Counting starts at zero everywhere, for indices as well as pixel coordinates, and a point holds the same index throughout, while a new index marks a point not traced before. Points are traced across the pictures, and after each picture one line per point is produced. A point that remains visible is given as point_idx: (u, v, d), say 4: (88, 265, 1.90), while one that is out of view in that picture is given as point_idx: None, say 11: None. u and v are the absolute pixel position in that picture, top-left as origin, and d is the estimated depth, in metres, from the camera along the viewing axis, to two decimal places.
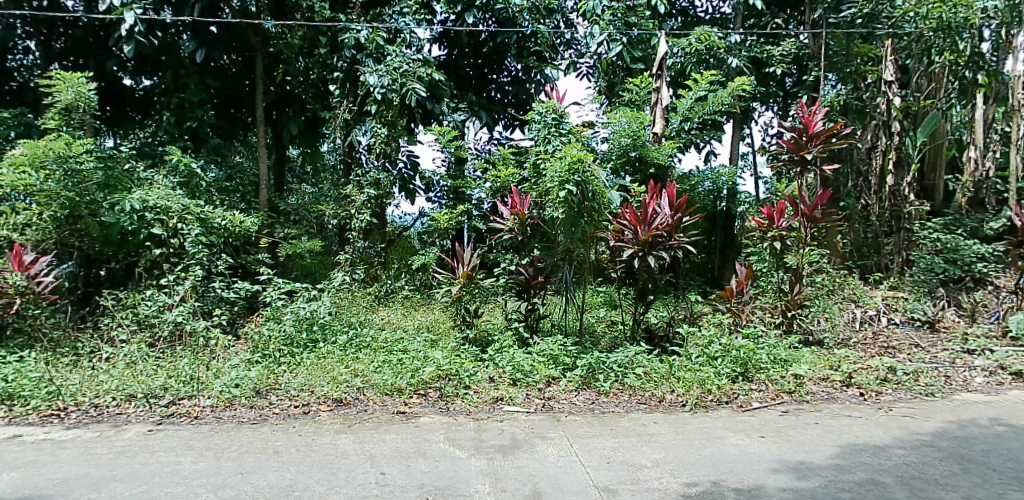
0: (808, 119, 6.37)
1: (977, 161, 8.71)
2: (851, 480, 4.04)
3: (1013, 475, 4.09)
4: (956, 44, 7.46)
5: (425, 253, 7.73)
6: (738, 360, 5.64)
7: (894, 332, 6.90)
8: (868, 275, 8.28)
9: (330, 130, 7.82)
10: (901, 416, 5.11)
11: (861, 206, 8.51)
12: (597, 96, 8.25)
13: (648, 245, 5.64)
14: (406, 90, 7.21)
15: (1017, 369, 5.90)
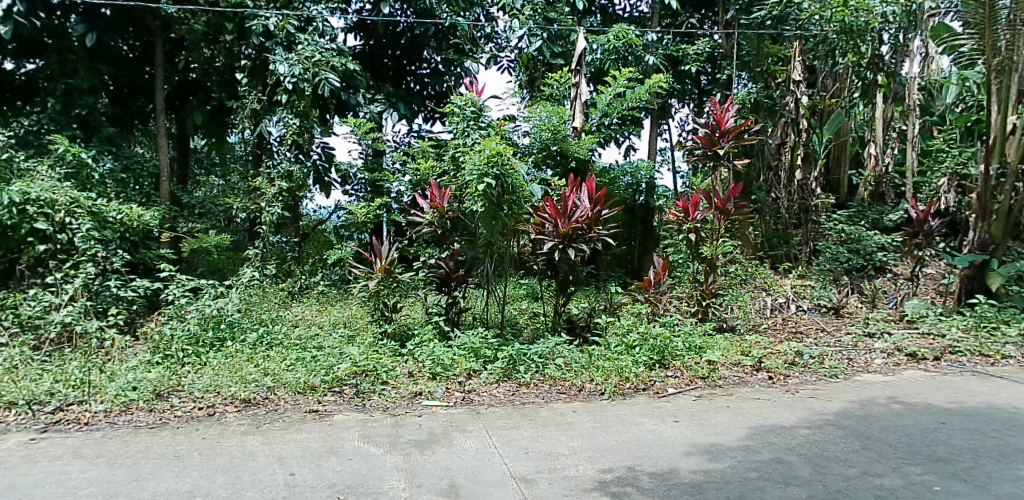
0: (720, 116, 6.58)
1: (877, 156, 9.24)
2: (759, 460, 4.20)
3: (905, 449, 4.37)
4: (858, 47, 7.91)
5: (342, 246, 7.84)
6: (655, 347, 5.83)
7: (801, 318, 7.24)
8: (778, 264, 8.68)
9: (239, 120, 7.49)
10: (806, 398, 5.37)
11: (772, 200, 8.89)
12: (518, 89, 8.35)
13: (568, 237, 5.70)
14: (319, 79, 7.08)
15: (912, 350, 6.32)
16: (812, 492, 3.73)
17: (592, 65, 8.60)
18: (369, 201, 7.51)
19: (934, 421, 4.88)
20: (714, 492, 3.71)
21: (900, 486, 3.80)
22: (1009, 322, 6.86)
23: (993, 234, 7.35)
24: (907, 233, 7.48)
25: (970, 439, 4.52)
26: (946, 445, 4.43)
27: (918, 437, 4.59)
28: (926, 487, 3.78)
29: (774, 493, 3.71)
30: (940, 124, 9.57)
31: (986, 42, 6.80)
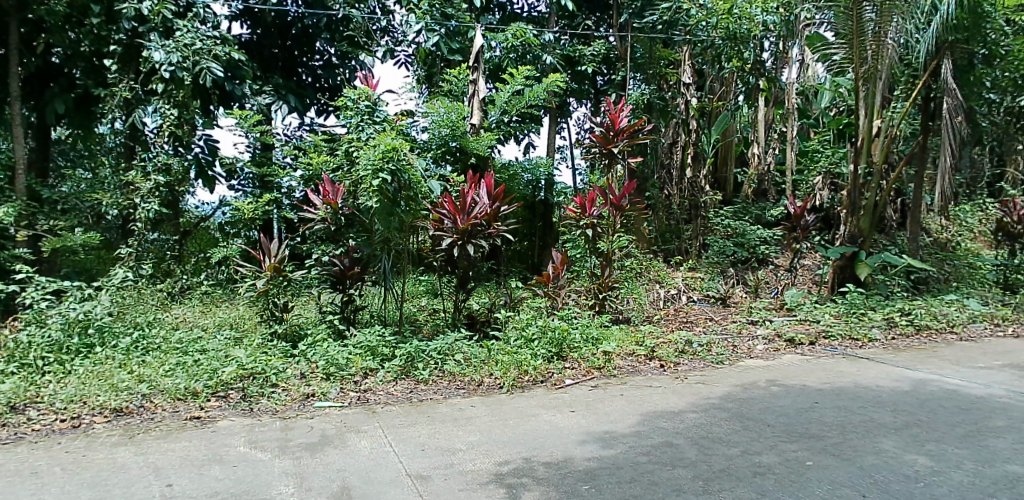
0: (614, 115, 6.78)
1: (759, 156, 9.70)
2: (649, 445, 4.37)
3: (782, 428, 4.69)
4: (741, 53, 8.48)
5: (229, 242, 7.62)
6: (553, 340, 5.95)
7: (691, 309, 7.63)
8: (670, 258, 9.12)
9: (106, 108, 7.06)
10: (694, 383, 5.66)
11: (665, 196, 9.30)
12: (418, 85, 8.42)
13: (467, 233, 5.70)
14: (199, 69, 6.75)
15: (789, 336, 6.82)
16: (697, 472, 3.92)
17: (490, 63, 8.79)
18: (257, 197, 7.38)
19: (808, 401, 5.27)
20: (607, 478, 3.83)
21: (777, 462, 4.07)
22: (874, 308, 7.54)
23: (861, 228, 8.01)
24: (787, 227, 8.00)
25: (839, 416, 4.92)
26: (817, 422, 4.80)
27: (794, 416, 4.95)
28: (799, 463, 4.07)
29: (662, 475, 3.88)
30: (815, 125, 10.49)
31: (854, 50, 7.35)
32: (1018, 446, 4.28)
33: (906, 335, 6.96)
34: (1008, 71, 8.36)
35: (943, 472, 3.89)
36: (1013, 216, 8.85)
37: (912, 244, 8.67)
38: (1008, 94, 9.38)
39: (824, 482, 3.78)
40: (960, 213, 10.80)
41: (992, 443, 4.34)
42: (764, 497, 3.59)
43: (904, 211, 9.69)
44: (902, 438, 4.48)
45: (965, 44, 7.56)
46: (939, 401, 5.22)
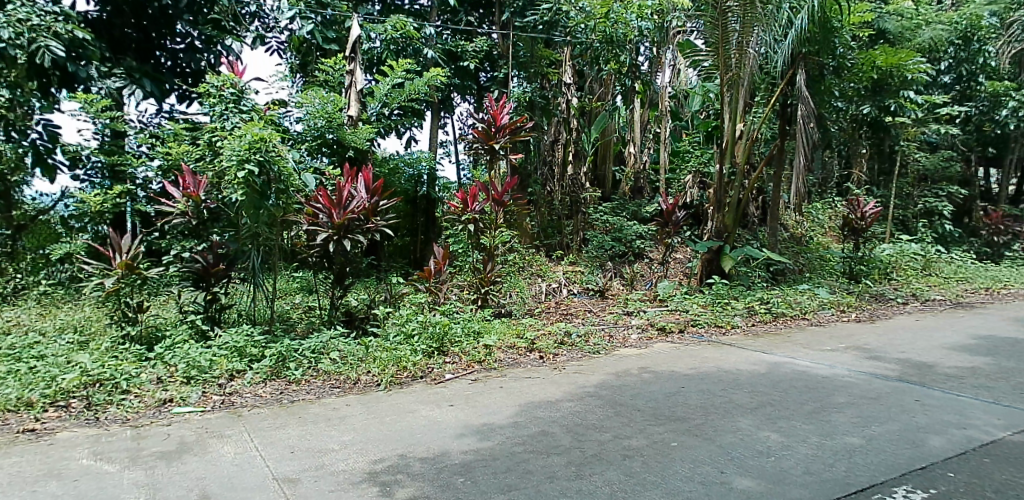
0: (496, 111, 6.85)
1: (636, 155, 10.41)
2: (525, 435, 4.47)
3: (650, 412, 4.96)
4: (618, 56, 8.91)
5: (72, 240, 7.19)
6: (434, 335, 5.96)
7: (571, 301, 7.91)
8: (552, 252, 9.32)
9: None
10: (571, 373, 5.86)
11: (547, 192, 9.49)
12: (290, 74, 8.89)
13: (344, 228, 5.58)
14: (36, 46, 6.16)
15: (661, 325, 7.23)
16: (570, 458, 4.06)
17: (370, 54, 8.72)
18: (107, 189, 6.96)
19: (676, 386, 5.61)
20: (482, 470, 3.88)
21: (645, 445, 4.30)
22: (737, 297, 8.14)
23: (726, 223, 8.58)
24: (660, 222, 8.43)
25: (703, 399, 5.27)
26: (683, 405, 5.11)
27: (661, 400, 5.25)
28: (665, 444, 4.32)
29: (536, 463, 3.98)
30: (686, 127, 10.93)
31: (719, 58, 7.80)
32: (854, 419, 4.79)
33: (764, 322, 7.58)
34: (853, 82, 9.32)
35: (790, 446, 4.27)
36: (856, 214, 9.65)
37: (771, 238, 9.44)
38: (852, 102, 10.42)
39: (687, 461, 4.03)
40: (812, 210, 11.87)
41: (833, 418, 4.82)
42: (632, 478, 3.78)
43: (766, 208, 10.55)
44: (757, 416, 4.87)
45: (816, 56, 8.27)
46: (790, 382, 5.72)
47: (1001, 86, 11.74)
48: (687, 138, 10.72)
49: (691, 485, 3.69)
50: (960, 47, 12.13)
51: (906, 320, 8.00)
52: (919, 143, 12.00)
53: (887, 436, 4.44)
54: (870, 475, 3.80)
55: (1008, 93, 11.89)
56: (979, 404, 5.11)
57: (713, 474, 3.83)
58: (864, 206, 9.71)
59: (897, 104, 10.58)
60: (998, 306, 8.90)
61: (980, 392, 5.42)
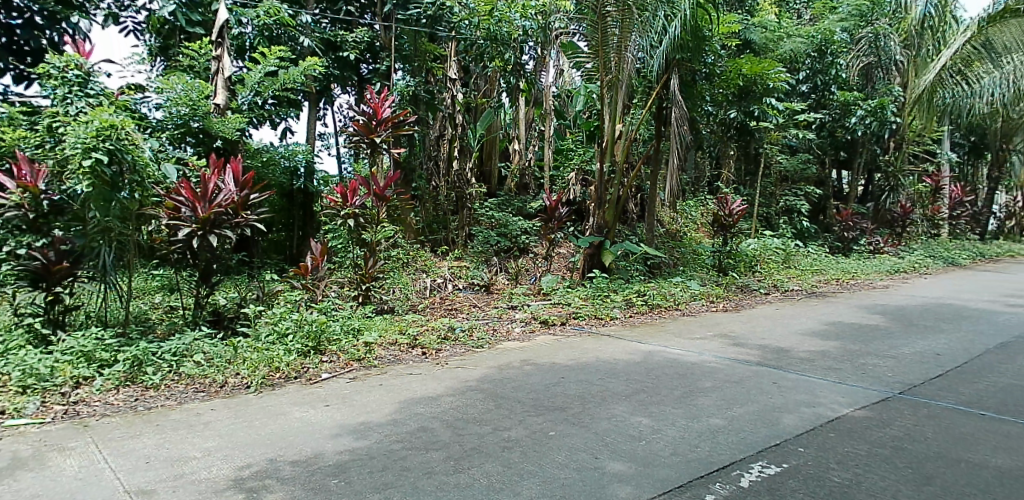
0: (376, 104, 6.73)
1: (520, 152, 10.70)
2: (404, 431, 4.45)
3: (529, 403, 5.08)
4: (502, 54, 9.41)
5: None
6: (309, 334, 5.82)
7: (456, 296, 8.01)
8: (437, 247, 9.59)
9: None
10: (454, 368, 5.90)
11: (432, 188, 9.60)
12: (149, 57, 8.47)
13: (210, 222, 5.31)
14: None
15: (544, 318, 7.44)
16: (449, 452, 4.08)
17: (239, 39, 8.46)
18: None
19: (556, 377, 5.79)
20: (358, 469, 3.81)
21: (523, 436, 4.41)
22: (617, 290, 8.52)
23: (606, 220, 8.93)
24: (544, 218, 8.65)
25: (580, 389, 5.48)
26: (561, 396, 5.28)
27: (541, 391, 5.40)
28: (543, 434, 4.44)
29: (414, 459, 3.97)
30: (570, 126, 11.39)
31: (600, 61, 8.12)
32: (718, 402, 5.15)
33: (641, 313, 7.99)
34: (722, 88, 9.94)
35: (660, 430, 4.53)
36: (725, 211, 10.39)
37: (648, 234, 9.94)
38: (722, 107, 11.15)
39: (563, 449, 4.17)
40: (686, 208, 12.81)
41: (700, 401, 5.17)
42: (509, 469, 3.86)
43: (644, 205, 11.16)
44: (630, 403, 5.13)
45: (688, 63, 8.77)
46: (662, 369, 6.07)
47: (851, 96, 13.01)
48: (570, 137, 11.20)
49: (566, 472, 3.81)
50: (817, 60, 13.19)
51: (768, 309, 8.71)
52: (780, 147, 13.11)
53: (746, 416, 4.81)
54: (730, 453, 4.10)
55: (856, 103, 13.16)
56: (826, 384, 5.66)
57: (587, 460, 3.99)
58: (731, 203, 10.46)
59: (760, 110, 11.39)
60: (845, 294, 9.89)
61: (828, 373, 5.99)
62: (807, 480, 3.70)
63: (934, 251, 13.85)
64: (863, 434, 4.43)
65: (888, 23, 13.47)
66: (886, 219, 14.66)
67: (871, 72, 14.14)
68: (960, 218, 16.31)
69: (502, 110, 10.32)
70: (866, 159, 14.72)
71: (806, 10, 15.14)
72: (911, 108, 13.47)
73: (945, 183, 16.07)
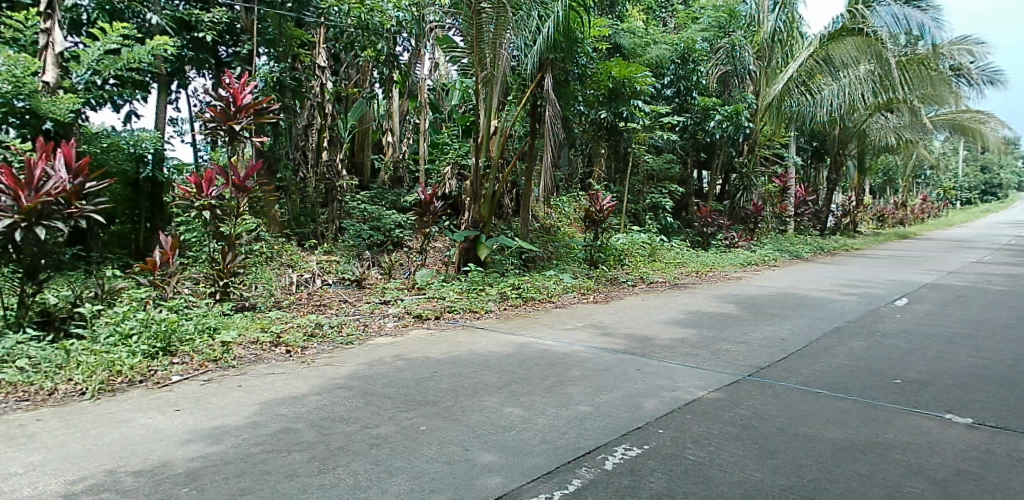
0: (235, 90, 6.37)
1: (394, 145, 11.34)
2: (265, 434, 4.25)
3: (400, 399, 5.04)
4: (374, 43, 9.41)
5: None
6: (158, 334, 5.48)
7: (325, 292, 7.92)
8: (305, 241, 9.73)
9: None
10: (321, 365, 5.73)
11: (300, 179, 9.90)
12: None
13: (37, 213, 4.78)
14: None
15: (417, 312, 7.41)
16: (314, 453, 3.96)
17: (74, 11, 7.94)
18: None
19: (428, 371, 5.79)
20: (212, 476, 3.60)
21: (392, 432, 4.36)
22: (492, 284, 8.68)
23: (482, 215, 9.08)
24: (418, 212, 8.61)
25: (453, 382, 5.51)
26: (433, 390, 5.29)
27: (412, 386, 5.38)
28: (414, 429, 4.42)
29: (275, 462, 3.81)
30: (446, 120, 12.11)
31: (475, 56, 8.14)
32: (586, 390, 5.38)
33: (515, 306, 8.18)
34: (593, 89, 10.41)
35: (529, 419, 4.66)
36: (596, 207, 10.84)
37: (524, 228, 10.17)
38: (593, 108, 11.57)
39: (433, 442, 4.18)
40: (560, 203, 13.27)
41: (569, 390, 5.38)
42: (377, 466, 3.80)
43: (519, 200, 11.49)
44: (502, 394, 5.24)
45: (562, 63, 9.05)
46: (534, 360, 6.25)
47: (709, 101, 14.04)
48: (447, 131, 11.66)
49: (436, 466, 3.82)
50: (679, 67, 14.11)
51: (634, 300, 9.23)
52: (646, 147, 13.96)
53: (611, 402, 5.06)
54: (595, 439, 4.29)
55: (714, 108, 14.19)
56: (684, 369, 6.08)
57: (457, 453, 4.02)
58: (602, 200, 10.94)
59: (628, 112, 11.97)
60: (704, 285, 10.70)
61: (687, 359, 6.45)
62: (665, 459, 3.95)
63: (781, 245, 15.30)
64: (716, 414, 4.80)
65: (743, 35, 14.62)
66: (741, 215, 16.00)
67: (728, 80, 15.10)
68: (803, 216, 18.15)
69: (376, 101, 10.87)
70: (723, 160, 15.97)
71: (670, 19, 16.15)
72: (763, 114, 14.73)
73: (791, 184, 17.79)
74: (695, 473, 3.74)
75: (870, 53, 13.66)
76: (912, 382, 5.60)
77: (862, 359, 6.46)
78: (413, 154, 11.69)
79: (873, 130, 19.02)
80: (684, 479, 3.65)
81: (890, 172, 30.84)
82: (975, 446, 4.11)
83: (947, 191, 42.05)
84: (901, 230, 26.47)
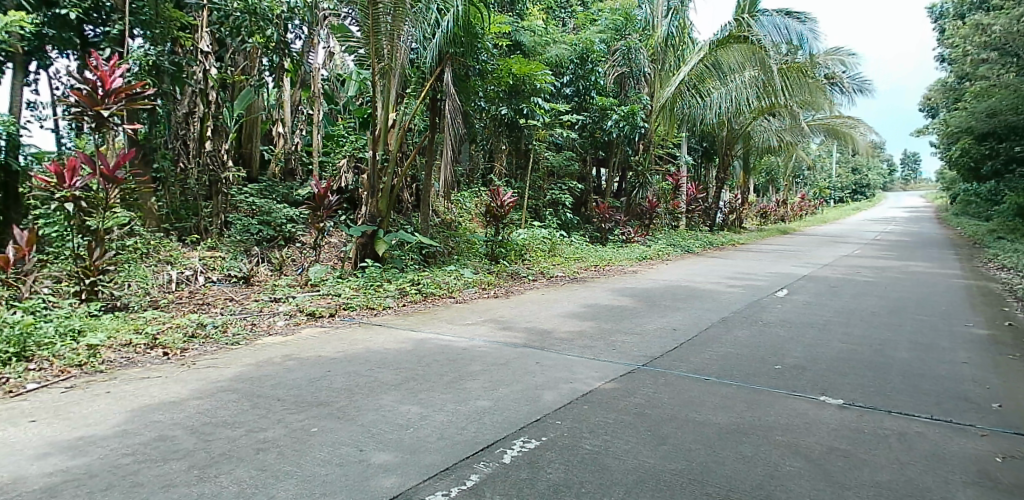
0: (104, 73, 5.88)
1: (286, 136, 10.86)
2: (137, 442, 3.97)
3: (291, 400, 4.86)
4: (263, 30, 9.18)
5: None
6: (11, 339, 5.03)
7: (209, 290, 7.63)
8: (185, 236, 9.33)
9: None
10: (202, 368, 5.41)
11: (180, 170, 9.46)
12: None
13: None
14: None
15: (311, 310, 7.19)
16: (193, 461, 3.74)
17: None
18: None
19: (321, 370, 5.62)
20: (73, 491, 3.32)
21: (281, 435, 4.19)
22: (390, 280, 8.56)
23: (379, 209, 8.92)
24: (310, 206, 8.33)
25: (348, 381, 5.38)
26: (326, 390, 5.14)
27: (304, 386, 5.20)
28: (304, 431, 4.29)
29: (148, 473, 3.57)
30: (341, 112, 11.89)
31: (372, 46, 8.01)
32: (484, 384, 5.42)
33: (415, 301, 8.10)
34: (493, 85, 10.43)
35: (427, 416, 4.64)
36: (497, 202, 10.94)
37: (424, 224, 10.10)
38: (494, 103, 11.67)
39: (326, 444, 4.07)
40: (460, 198, 13.31)
41: (467, 385, 5.40)
42: (264, 472, 3.65)
43: (419, 195, 11.40)
44: (399, 392, 5.18)
45: (462, 58, 9.03)
46: (432, 356, 6.22)
47: (607, 101, 14.52)
48: (342, 123, 11.54)
49: (328, 468, 3.73)
50: (579, 66, 14.54)
51: (534, 294, 9.40)
52: (547, 143, 14.26)
53: (509, 396, 5.13)
54: (494, 433, 4.34)
55: (611, 108, 14.70)
56: (581, 361, 6.26)
57: (350, 454, 3.94)
58: (504, 195, 11.03)
59: (528, 108, 12.12)
60: (602, 279, 11.07)
61: (584, 351, 6.64)
62: (561, 450, 4.05)
63: (674, 240, 16.12)
64: (611, 404, 4.98)
65: (639, 38, 15.24)
66: (636, 211, 16.67)
67: (624, 81, 15.71)
68: (694, 212, 19.16)
69: (265, 89, 10.46)
70: (620, 158, 16.59)
71: (569, 20, 16.50)
72: (657, 115, 15.51)
73: (684, 182, 18.71)
74: (590, 462, 3.86)
75: (754, 61, 14.60)
76: (791, 367, 6.06)
77: (746, 347, 6.92)
78: (306, 146, 11.35)
79: (757, 132, 20.36)
80: (579, 469, 3.77)
81: (773, 172, 33.15)
82: (845, 425, 4.50)
83: (822, 191, 45.75)
84: (782, 226, 28.56)
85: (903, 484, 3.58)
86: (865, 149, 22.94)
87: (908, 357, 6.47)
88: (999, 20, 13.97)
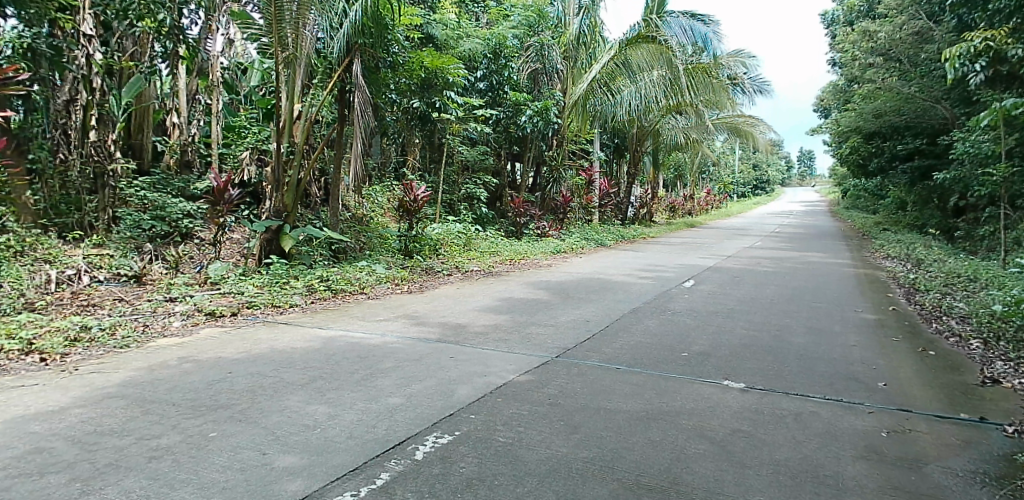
0: None
1: (180, 126, 10.42)
2: (9, 457, 3.67)
3: (187, 404, 4.64)
4: (155, 14, 8.50)
5: None
6: None
7: (95, 290, 7.13)
8: (67, 232, 8.73)
9: None
10: (86, 374, 5.06)
11: (61, 161, 8.81)
12: None
13: None
14: None
15: (210, 309, 6.87)
16: (74, 474, 3.50)
17: None
18: None
19: (222, 372, 5.39)
20: None
21: (177, 441, 4.00)
22: (298, 277, 8.32)
23: (285, 203, 8.66)
24: (210, 200, 7.97)
25: (250, 382, 5.19)
26: (227, 392, 4.94)
27: (202, 390, 4.96)
28: (203, 436, 4.11)
29: (22, 489, 3.31)
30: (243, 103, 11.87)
31: (275, 35, 7.71)
32: (397, 381, 5.38)
33: (324, 299, 7.90)
34: (404, 78, 10.21)
35: (336, 416, 4.55)
36: (410, 197, 10.79)
37: (333, 218, 9.74)
38: (405, 97, 11.51)
39: (226, 450, 3.91)
40: (371, 193, 13.18)
41: (379, 383, 5.34)
42: (157, 481, 3.47)
43: (328, 189, 11.11)
44: (306, 392, 5.05)
45: (371, 49, 8.85)
46: (343, 354, 6.09)
47: (520, 96, 14.69)
48: (244, 114, 11.36)
49: (229, 474, 3.59)
50: (492, 61, 14.47)
51: (448, 289, 9.40)
52: (460, 138, 14.29)
53: (422, 392, 5.12)
54: (406, 429, 4.33)
55: (525, 103, 14.91)
56: (495, 354, 6.32)
57: (253, 458, 3.81)
58: (415, 190, 10.90)
59: (440, 102, 12.10)
60: (516, 273, 11.21)
61: (498, 344, 6.71)
62: (473, 444, 4.09)
63: (587, 234, 16.55)
64: (524, 396, 5.08)
65: (551, 35, 15.61)
66: (550, 206, 16.98)
67: (537, 77, 16.06)
68: (606, 207, 19.73)
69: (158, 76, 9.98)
70: (534, 153, 16.82)
71: (483, 14, 16.45)
72: (570, 111, 15.75)
73: (597, 177, 18.90)
74: (503, 454, 3.92)
75: (662, 60, 14.96)
76: (697, 354, 6.39)
77: (654, 336, 7.22)
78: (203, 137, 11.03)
79: (665, 130, 21.23)
80: (492, 461, 3.82)
81: (680, 168, 34.69)
82: (745, 408, 4.80)
83: (725, 186, 48.28)
84: (688, 219, 29.90)
85: (796, 461, 3.86)
86: (763, 146, 24.35)
87: (803, 341, 6.96)
88: (882, 28, 15.41)
